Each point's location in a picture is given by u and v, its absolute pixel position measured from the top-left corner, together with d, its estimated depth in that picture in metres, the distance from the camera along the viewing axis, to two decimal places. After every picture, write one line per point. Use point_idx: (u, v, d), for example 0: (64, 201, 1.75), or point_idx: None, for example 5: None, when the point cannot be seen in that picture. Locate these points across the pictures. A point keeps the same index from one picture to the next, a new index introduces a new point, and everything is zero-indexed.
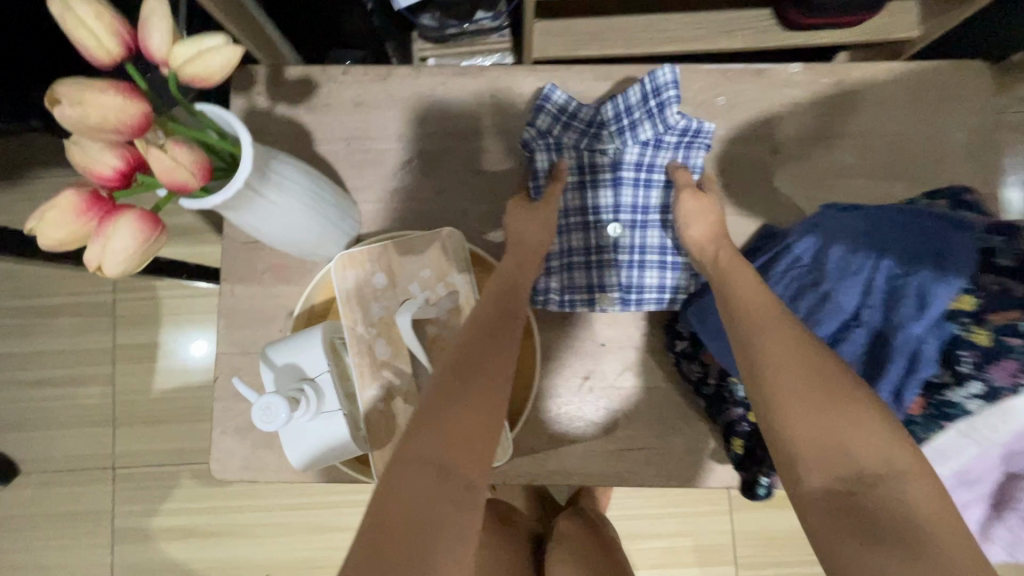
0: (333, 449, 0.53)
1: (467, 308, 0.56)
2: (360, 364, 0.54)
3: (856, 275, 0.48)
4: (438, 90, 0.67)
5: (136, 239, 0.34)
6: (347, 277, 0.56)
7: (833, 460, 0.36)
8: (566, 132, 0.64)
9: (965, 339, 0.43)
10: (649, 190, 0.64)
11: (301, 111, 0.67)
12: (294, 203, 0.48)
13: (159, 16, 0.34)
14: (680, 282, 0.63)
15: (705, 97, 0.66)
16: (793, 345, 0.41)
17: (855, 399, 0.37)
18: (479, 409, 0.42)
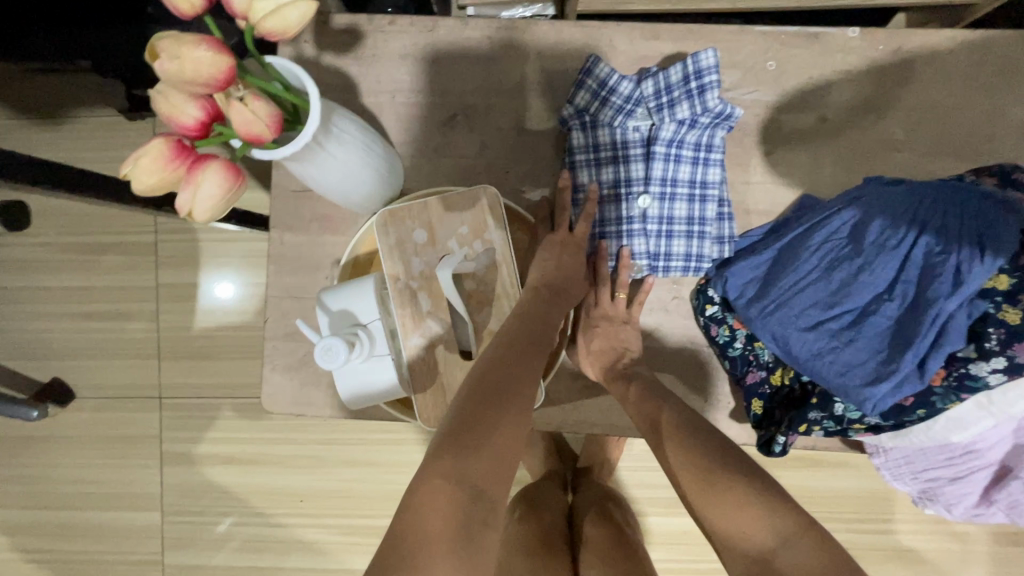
0: (381, 390, 0.58)
1: (503, 264, 0.59)
2: (404, 314, 0.57)
3: (894, 251, 0.49)
4: (483, 44, 0.67)
5: (222, 190, 0.37)
6: (389, 234, 0.57)
7: (739, 545, 0.45)
8: (604, 108, 0.62)
9: (995, 317, 0.45)
10: (679, 165, 0.62)
11: (348, 60, 0.68)
12: (351, 158, 0.50)
13: None
14: (708, 251, 0.63)
15: (756, 62, 0.65)
16: (688, 446, 0.52)
17: (735, 485, 0.47)
18: (507, 429, 0.46)
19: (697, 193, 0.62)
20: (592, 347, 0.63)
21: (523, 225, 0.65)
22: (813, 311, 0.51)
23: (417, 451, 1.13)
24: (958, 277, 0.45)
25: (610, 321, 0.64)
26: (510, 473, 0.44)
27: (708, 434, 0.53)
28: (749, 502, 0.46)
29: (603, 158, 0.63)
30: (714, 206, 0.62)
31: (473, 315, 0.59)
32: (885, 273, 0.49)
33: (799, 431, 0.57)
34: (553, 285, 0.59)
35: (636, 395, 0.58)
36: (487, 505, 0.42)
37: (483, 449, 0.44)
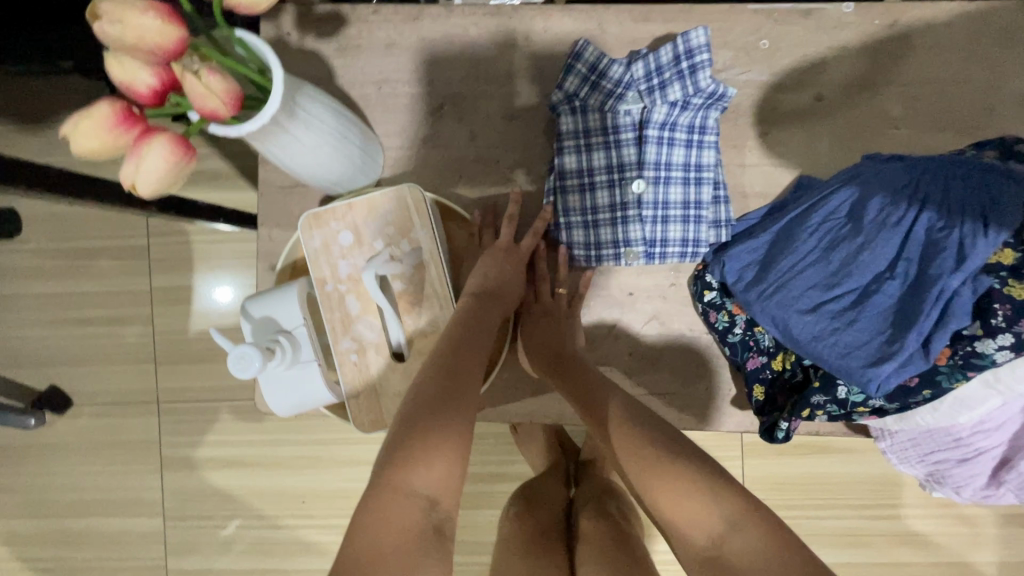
0: (311, 399, 0.54)
1: (432, 264, 0.55)
2: (332, 318, 0.54)
3: (896, 228, 0.48)
4: (470, 31, 0.66)
5: (168, 163, 0.37)
6: (313, 238, 0.54)
7: (686, 531, 0.45)
8: (593, 93, 0.61)
9: (1002, 293, 0.44)
10: (672, 149, 0.60)
11: (332, 52, 0.66)
12: (317, 144, 0.50)
13: None
14: (705, 236, 0.61)
15: (748, 40, 0.64)
16: (628, 431, 0.52)
17: (680, 471, 0.47)
18: (460, 431, 0.46)
19: (692, 176, 0.61)
20: (534, 342, 0.61)
21: (462, 222, 0.64)
22: (813, 293, 0.50)
23: None
24: (961, 251, 0.45)
25: (549, 315, 0.62)
26: (463, 474, 0.45)
27: (651, 418, 0.53)
28: (697, 492, 0.45)
29: (593, 143, 0.61)
30: (709, 189, 0.61)
31: (400, 318, 0.55)
32: (879, 249, 0.48)
33: (802, 417, 0.56)
34: (487, 289, 0.57)
35: (576, 387, 0.56)
36: (443, 511, 0.42)
37: (436, 454, 0.43)
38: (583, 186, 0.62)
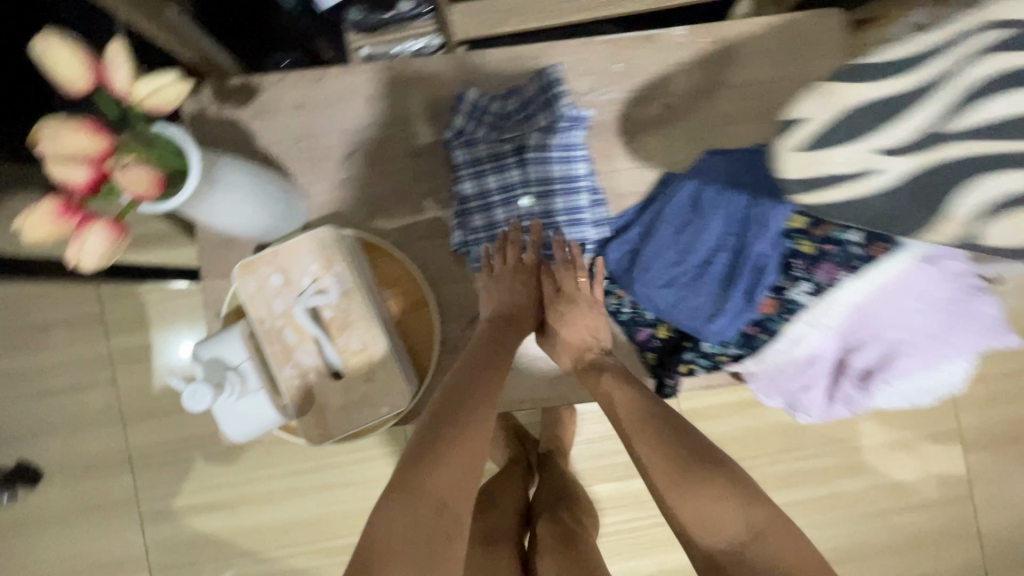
0: (263, 421, 0.62)
1: (353, 291, 0.63)
2: (273, 350, 0.63)
3: (723, 209, 0.62)
4: (369, 84, 0.76)
5: (108, 243, 0.45)
6: (248, 283, 0.63)
7: (704, 530, 0.50)
8: (478, 126, 0.71)
9: (799, 250, 0.60)
10: (551, 165, 0.71)
11: (249, 118, 0.75)
12: (239, 203, 0.59)
13: (122, 60, 0.44)
14: (588, 235, 0.72)
15: (604, 66, 0.75)
16: (649, 435, 0.56)
17: (710, 478, 0.51)
18: (455, 443, 0.54)
19: (571, 186, 0.71)
20: (564, 338, 0.68)
21: (382, 251, 0.73)
22: (672, 268, 0.64)
23: (388, 464, 1.19)
24: (765, 220, 0.60)
25: (575, 304, 0.68)
26: (472, 490, 0.52)
27: (676, 423, 0.57)
28: (727, 502, 0.50)
29: (486, 168, 0.71)
30: (587, 195, 0.72)
31: (334, 340, 0.63)
32: (712, 229, 0.63)
33: (682, 372, 0.67)
34: (503, 312, 0.68)
35: (607, 383, 0.62)
36: (449, 518, 0.49)
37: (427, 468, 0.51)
38: (481, 206, 0.72)
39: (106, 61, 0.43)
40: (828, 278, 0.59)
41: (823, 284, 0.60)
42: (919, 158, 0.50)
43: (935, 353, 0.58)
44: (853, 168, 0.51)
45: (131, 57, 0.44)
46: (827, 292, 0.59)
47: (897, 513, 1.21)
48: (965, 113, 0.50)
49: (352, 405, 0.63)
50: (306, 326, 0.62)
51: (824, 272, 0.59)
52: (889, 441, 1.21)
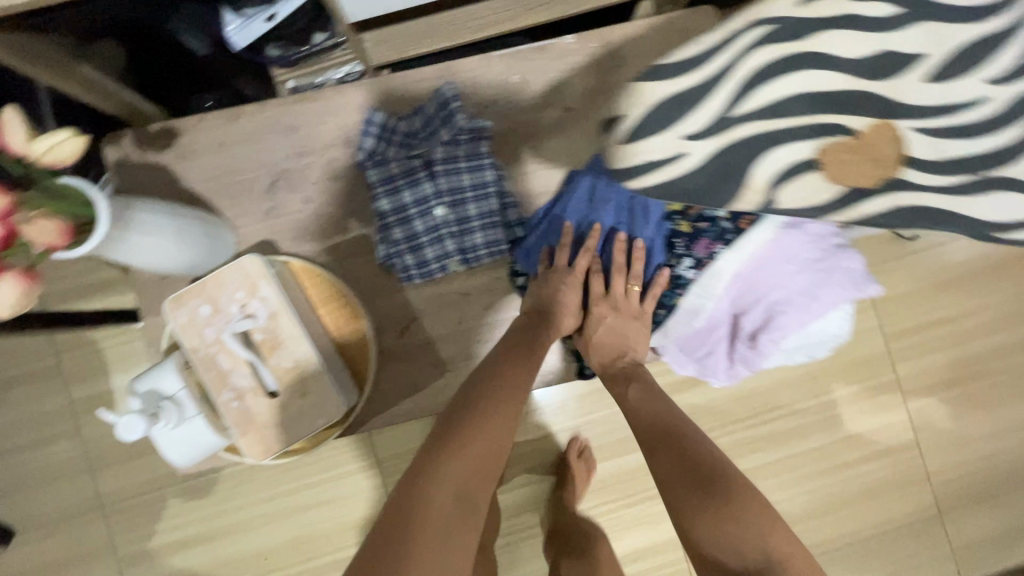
0: (204, 445, 0.66)
1: (281, 312, 0.67)
2: (209, 377, 0.66)
3: (613, 202, 0.77)
4: (283, 117, 0.79)
5: (20, 292, 0.48)
6: (179, 316, 0.66)
7: (724, 548, 0.57)
8: (388, 145, 0.76)
9: (678, 231, 0.76)
10: (460, 175, 0.76)
11: (172, 160, 0.79)
12: (163, 242, 0.64)
13: (17, 121, 0.46)
14: (501, 237, 0.78)
15: (503, 78, 0.80)
16: (681, 455, 0.65)
17: (740, 506, 0.59)
18: (490, 441, 0.63)
19: (481, 193, 0.77)
20: (598, 337, 0.76)
21: (309, 272, 0.77)
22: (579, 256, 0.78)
23: (359, 480, 1.21)
24: (646, 211, 0.76)
25: (615, 310, 0.75)
26: (486, 483, 0.60)
27: (710, 451, 0.65)
28: (753, 529, 0.57)
29: (400, 185, 0.76)
30: (497, 199, 0.77)
31: (268, 360, 0.67)
32: (606, 213, 0.77)
33: None
34: (539, 309, 0.75)
35: (636, 395, 0.72)
36: (465, 504, 0.57)
37: (462, 454, 0.60)
38: (400, 219, 0.77)
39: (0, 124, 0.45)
40: (704, 252, 0.76)
41: (702, 257, 0.76)
42: (717, 138, 0.61)
43: (805, 305, 0.73)
44: (670, 153, 0.60)
45: (26, 118, 0.46)
46: (707, 266, 0.76)
47: (845, 464, 1.29)
48: (748, 95, 0.60)
49: (291, 420, 0.67)
50: (237, 350, 0.65)
51: (699, 247, 0.76)
52: (830, 397, 1.29)
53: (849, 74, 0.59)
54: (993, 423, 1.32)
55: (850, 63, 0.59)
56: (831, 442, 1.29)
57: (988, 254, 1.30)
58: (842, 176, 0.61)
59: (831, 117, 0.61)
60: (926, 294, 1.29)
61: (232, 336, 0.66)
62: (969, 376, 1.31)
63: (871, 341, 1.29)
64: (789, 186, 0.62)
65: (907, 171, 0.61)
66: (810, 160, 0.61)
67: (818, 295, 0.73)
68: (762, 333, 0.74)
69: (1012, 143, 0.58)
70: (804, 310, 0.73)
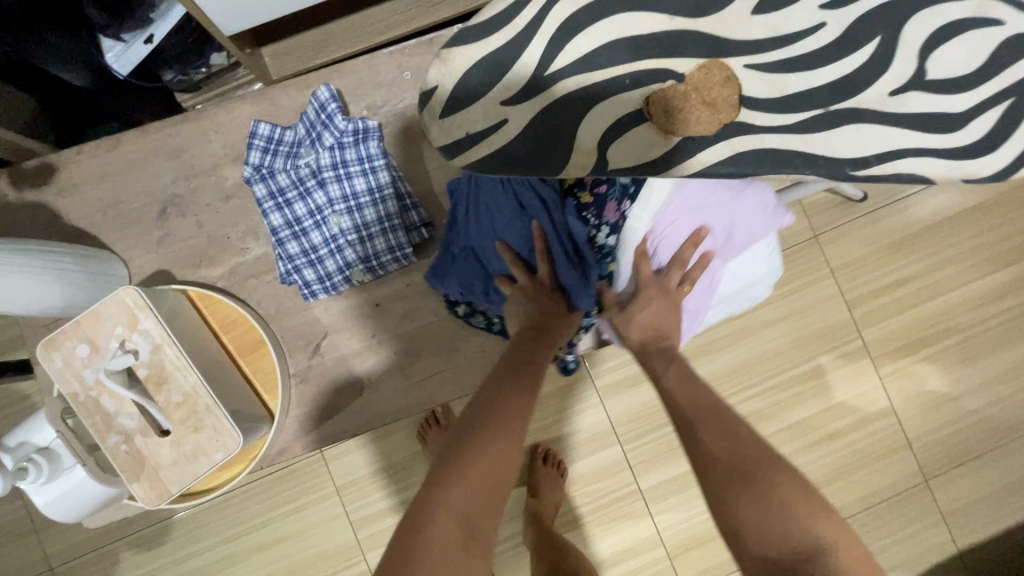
0: (91, 496, 0.61)
1: (164, 344, 0.63)
2: (93, 422, 0.61)
3: (507, 202, 0.69)
4: (166, 140, 0.76)
5: None
6: (53, 360, 0.62)
7: (767, 533, 0.51)
8: (275, 158, 0.74)
9: (584, 203, 0.69)
10: (352, 180, 0.73)
11: (54, 197, 0.75)
12: (11, 282, 0.60)
13: None
14: (404, 240, 0.74)
15: (394, 77, 0.77)
16: (717, 433, 0.60)
17: (783, 486, 0.54)
18: (504, 457, 0.58)
19: (376, 197, 0.73)
20: (638, 319, 0.72)
21: (205, 300, 0.72)
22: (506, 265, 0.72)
23: (319, 513, 1.16)
24: (543, 193, 0.68)
25: (666, 293, 0.73)
26: (494, 512, 0.55)
27: (745, 433, 0.60)
28: (799, 514, 0.52)
29: (291, 198, 0.74)
30: (394, 202, 0.73)
31: (154, 397, 0.62)
32: (498, 216, 0.70)
33: (574, 345, 0.79)
34: (535, 326, 0.70)
35: (676, 376, 0.68)
36: (473, 535, 0.52)
37: (473, 478, 0.55)
38: (296, 233, 0.74)
39: None
40: (615, 215, 0.70)
41: (615, 221, 0.70)
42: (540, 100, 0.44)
43: (723, 242, 0.75)
44: (491, 122, 0.44)
45: None
46: (623, 229, 0.71)
47: (821, 439, 1.25)
48: (560, 53, 0.43)
49: (185, 458, 0.62)
50: (118, 391, 0.61)
51: (609, 212, 0.69)
52: (799, 371, 1.25)
53: (665, 12, 0.42)
54: (970, 380, 1.27)
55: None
56: (806, 416, 1.25)
57: (942, 208, 1.26)
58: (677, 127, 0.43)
59: (658, 65, 0.43)
60: (882, 256, 1.26)
61: (112, 375, 0.61)
62: (939, 334, 1.27)
63: (835, 309, 1.25)
64: (617, 146, 0.45)
65: (748, 115, 0.43)
66: (637, 113, 0.44)
67: (732, 231, 0.74)
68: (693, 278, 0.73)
69: (856, 73, 0.41)
70: (722, 245, 0.75)
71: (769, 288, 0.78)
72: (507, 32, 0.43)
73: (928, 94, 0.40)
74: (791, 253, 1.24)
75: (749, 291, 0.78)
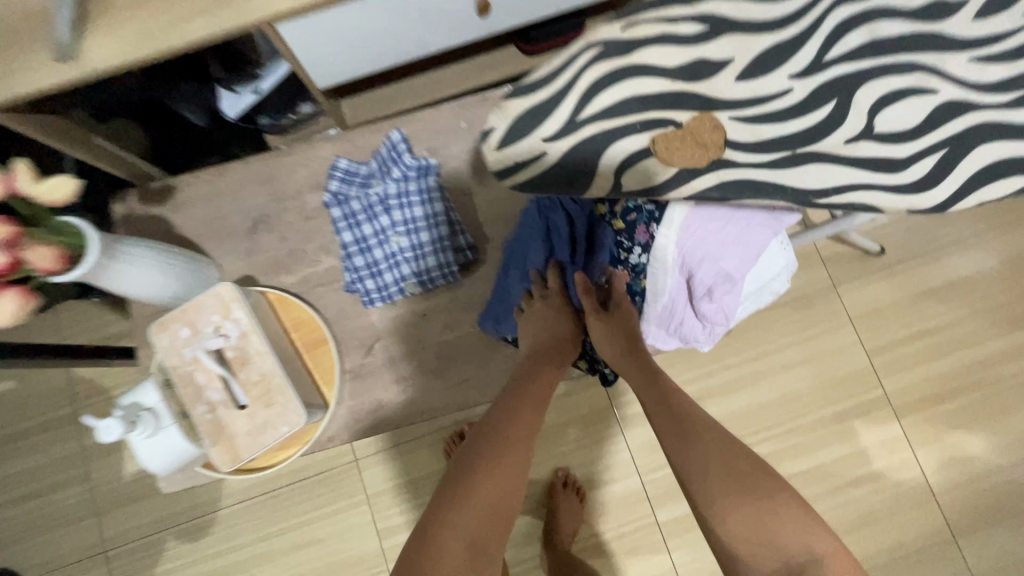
0: (180, 451, 0.72)
1: (250, 331, 0.75)
2: (186, 391, 0.73)
3: (540, 229, 0.81)
4: (261, 169, 0.92)
5: (20, 307, 0.57)
6: (161, 338, 0.75)
7: (761, 548, 0.57)
8: (350, 186, 0.89)
9: (617, 227, 0.76)
10: (412, 206, 0.86)
11: (169, 211, 0.92)
12: (146, 272, 0.73)
13: (25, 168, 0.57)
14: (453, 259, 0.86)
15: (451, 125, 0.92)
16: (707, 445, 0.64)
17: (773, 499, 0.59)
18: (510, 479, 0.65)
19: (431, 222, 0.86)
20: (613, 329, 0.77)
21: (281, 301, 0.85)
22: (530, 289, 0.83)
23: (350, 519, 1.24)
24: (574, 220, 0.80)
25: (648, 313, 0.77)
26: (501, 528, 0.62)
27: (733, 444, 0.64)
28: (789, 525, 0.58)
29: (360, 220, 0.88)
30: (446, 226, 0.86)
31: (237, 374, 0.74)
32: (530, 243, 0.82)
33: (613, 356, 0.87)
34: (539, 348, 0.78)
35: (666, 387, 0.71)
36: (482, 551, 0.59)
37: (479, 500, 0.62)
38: (362, 249, 0.88)
39: (12, 171, 0.57)
40: (645, 236, 0.73)
41: (648, 241, 0.73)
42: (571, 140, 0.50)
43: (740, 255, 0.68)
44: (529, 153, 0.50)
45: (31, 166, 0.58)
46: (653, 249, 0.72)
47: (841, 487, 1.25)
48: (589, 102, 0.49)
49: (257, 429, 0.73)
50: (211, 366, 0.73)
51: (641, 234, 0.73)
52: (819, 416, 1.27)
53: (666, 78, 0.49)
54: (998, 439, 1.26)
55: (665, 67, 0.49)
56: (828, 462, 1.26)
57: (960, 266, 1.31)
58: (675, 156, 0.48)
59: (663, 115, 0.49)
60: (901, 308, 1.30)
61: (206, 353, 0.74)
62: (963, 389, 1.28)
63: (853, 357, 1.29)
64: (627, 178, 0.50)
65: (733, 153, 0.48)
66: (643, 150, 0.49)
67: (749, 244, 0.67)
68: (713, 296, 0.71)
69: (823, 125, 0.47)
70: (742, 258, 0.68)
71: (790, 281, 0.74)
72: (549, 88, 0.50)
73: (878, 142, 0.47)
74: (809, 301, 1.30)
75: (773, 288, 0.74)
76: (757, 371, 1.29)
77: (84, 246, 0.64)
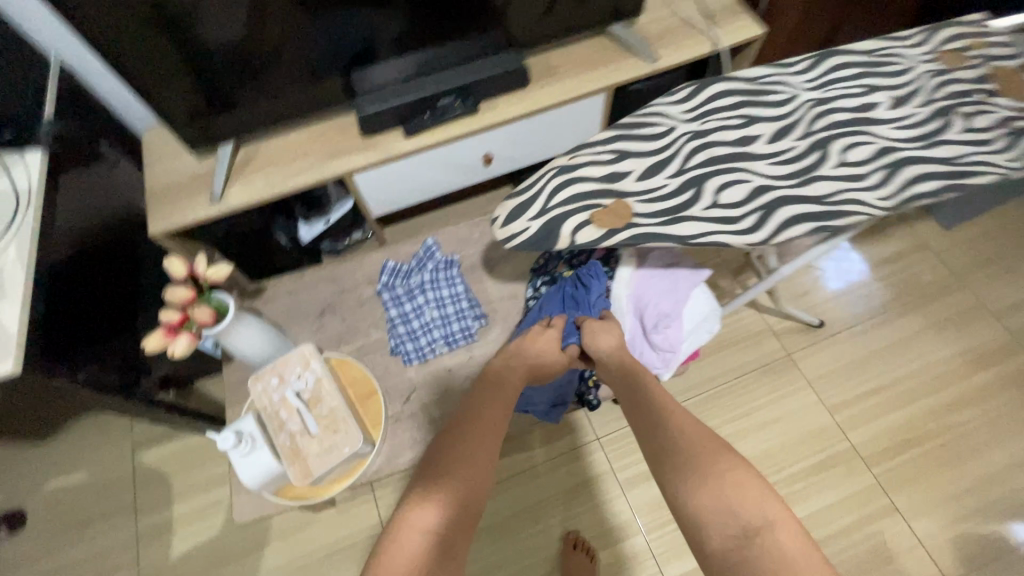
0: (265, 469, 0.94)
1: (322, 377, 1.01)
2: (273, 422, 0.97)
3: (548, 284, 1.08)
4: (330, 271, 1.26)
5: (187, 344, 0.87)
6: (258, 385, 1.01)
7: (718, 517, 0.65)
8: (396, 277, 1.23)
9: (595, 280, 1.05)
10: (442, 289, 1.19)
11: (261, 304, 1.23)
12: (256, 335, 1.02)
13: (201, 259, 0.91)
14: (472, 325, 1.17)
15: (468, 234, 1.27)
16: (673, 437, 0.77)
17: (724, 472, 0.69)
18: (480, 464, 0.75)
19: (456, 299, 1.19)
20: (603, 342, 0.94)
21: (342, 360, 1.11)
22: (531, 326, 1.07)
23: None
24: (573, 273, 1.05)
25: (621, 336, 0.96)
26: (469, 515, 0.69)
27: (692, 435, 0.76)
28: (742, 496, 0.66)
29: (403, 300, 1.20)
30: (467, 302, 1.18)
31: (312, 409, 0.98)
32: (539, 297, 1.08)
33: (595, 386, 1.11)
34: (525, 368, 0.94)
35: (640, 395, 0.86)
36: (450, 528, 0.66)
37: (459, 483, 0.72)
38: (404, 320, 1.18)
39: (193, 260, 0.90)
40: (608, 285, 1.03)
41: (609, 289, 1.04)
42: (542, 220, 0.83)
43: (673, 298, 0.99)
44: (518, 228, 0.83)
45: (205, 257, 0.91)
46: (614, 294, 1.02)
47: (831, 535, 1.36)
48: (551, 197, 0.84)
49: (325, 449, 0.95)
50: (294, 402, 0.98)
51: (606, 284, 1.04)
52: (797, 469, 1.42)
53: (596, 181, 0.84)
54: (969, 481, 1.39)
55: (596, 175, 0.85)
56: (815, 512, 1.38)
57: (894, 330, 1.55)
58: (607, 221, 0.80)
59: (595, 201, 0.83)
60: (852, 369, 1.52)
61: (291, 393, 0.99)
62: (925, 436, 1.44)
63: (819, 413, 1.48)
64: (579, 236, 0.79)
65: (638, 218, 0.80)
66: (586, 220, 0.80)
67: (677, 290, 0.99)
68: (660, 326, 0.99)
69: (687, 202, 0.81)
70: (675, 299, 0.99)
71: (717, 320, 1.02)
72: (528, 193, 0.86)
73: (722, 210, 0.80)
74: (772, 367, 1.53)
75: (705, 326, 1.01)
76: (736, 430, 1.47)
77: (225, 310, 0.95)
